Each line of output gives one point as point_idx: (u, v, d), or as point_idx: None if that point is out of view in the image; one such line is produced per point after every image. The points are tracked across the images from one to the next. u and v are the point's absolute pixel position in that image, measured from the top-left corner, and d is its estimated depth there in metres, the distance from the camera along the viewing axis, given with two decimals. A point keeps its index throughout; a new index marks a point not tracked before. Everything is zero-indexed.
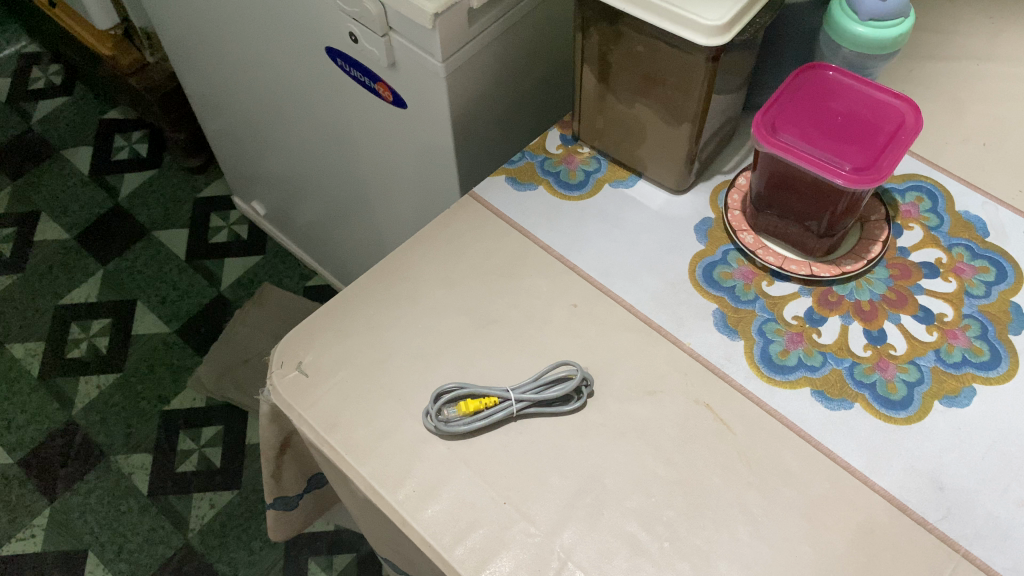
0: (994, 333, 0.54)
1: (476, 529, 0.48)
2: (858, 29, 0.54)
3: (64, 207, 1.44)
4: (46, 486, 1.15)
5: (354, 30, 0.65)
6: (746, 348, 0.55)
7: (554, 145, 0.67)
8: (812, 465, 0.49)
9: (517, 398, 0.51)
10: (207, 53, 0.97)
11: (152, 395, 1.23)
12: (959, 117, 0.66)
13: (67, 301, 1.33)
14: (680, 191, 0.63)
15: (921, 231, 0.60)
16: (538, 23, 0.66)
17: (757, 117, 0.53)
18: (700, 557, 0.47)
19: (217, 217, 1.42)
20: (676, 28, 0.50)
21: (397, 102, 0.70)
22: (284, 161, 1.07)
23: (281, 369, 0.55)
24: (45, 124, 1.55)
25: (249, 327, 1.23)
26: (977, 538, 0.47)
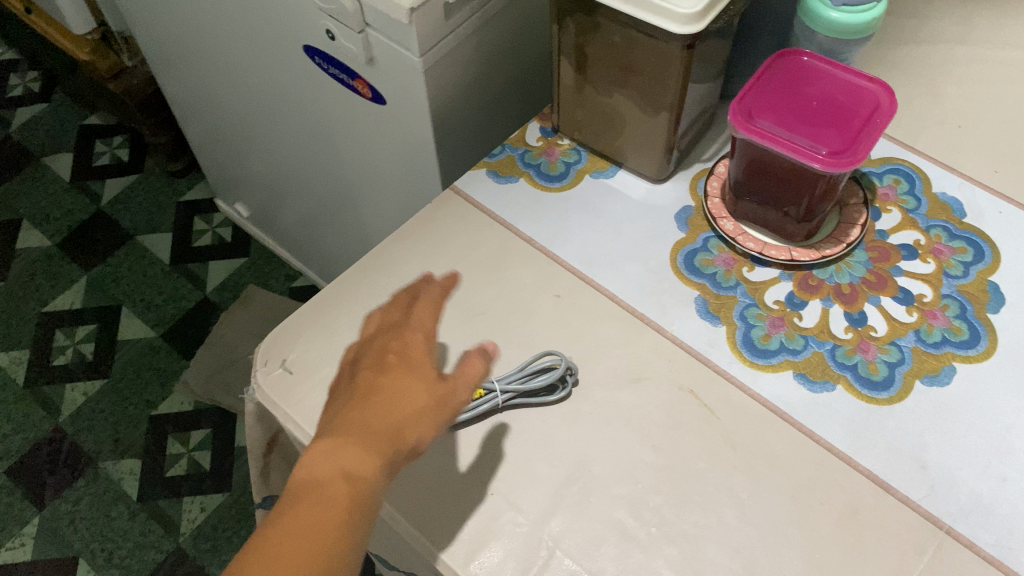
0: (973, 312, 0.55)
1: (465, 521, 0.48)
2: (832, 15, 0.54)
3: (45, 214, 1.43)
4: (34, 495, 1.15)
5: (331, 28, 0.65)
6: (728, 334, 0.55)
7: (534, 138, 0.67)
8: (797, 448, 0.50)
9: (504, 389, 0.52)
10: (185, 55, 0.97)
11: (139, 400, 1.23)
12: (935, 101, 0.66)
13: (52, 308, 1.32)
14: (660, 180, 0.64)
15: (899, 214, 0.60)
16: (514, 16, 0.67)
17: (733, 105, 0.54)
18: (688, 541, 0.47)
19: (200, 221, 1.41)
20: (650, 17, 0.51)
21: (377, 99, 0.70)
22: (266, 162, 1.07)
23: (265, 367, 0.55)
24: (24, 131, 1.54)
25: (235, 330, 1.23)
26: (961, 515, 0.47)
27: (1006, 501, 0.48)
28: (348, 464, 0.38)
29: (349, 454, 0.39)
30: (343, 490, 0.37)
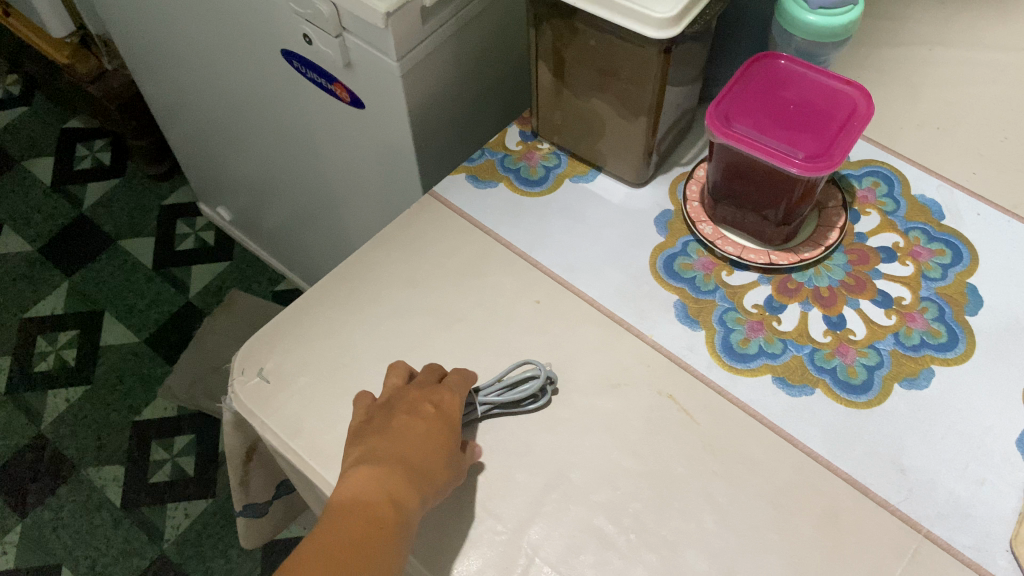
0: (952, 314, 0.55)
1: (444, 530, 0.48)
2: (809, 17, 0.54)
3: (27, 219, 1.42)
4: (16, 502, 1.14)
5: (308, 32, 0.64)
6: (708, 338, 0.55)
7: (514, 142, 0.67)
8: (776, 452, 0.50)
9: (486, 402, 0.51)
10: (164, 59, 0.96)
11: (122, 406, 1.22)
12: (913, 102, 0.66)
13: (33, 314, 1.31)
14: (640, 184, 0.63)
15: (878, 216, 0.60)
16: (492, 20, 0.66)
17: (711, 109, 0.54)
18: (668, 548, 0.47)
19: (183, 224, 1.40)
20: (626, 21, 0.50)
21: (356, 103, 0.69)
22: (248, 166, 1.06)
23: (242, 376, 0.55)
24: (4, 135, 1.52)
25: (218, 334, 1.22)
26: (939, 518, 0.47)
27: (984, 504, 0.48)
28: (386, 499, 0.45)
29: (389, 489, 0.45)
30: (381, 520, 0.44)
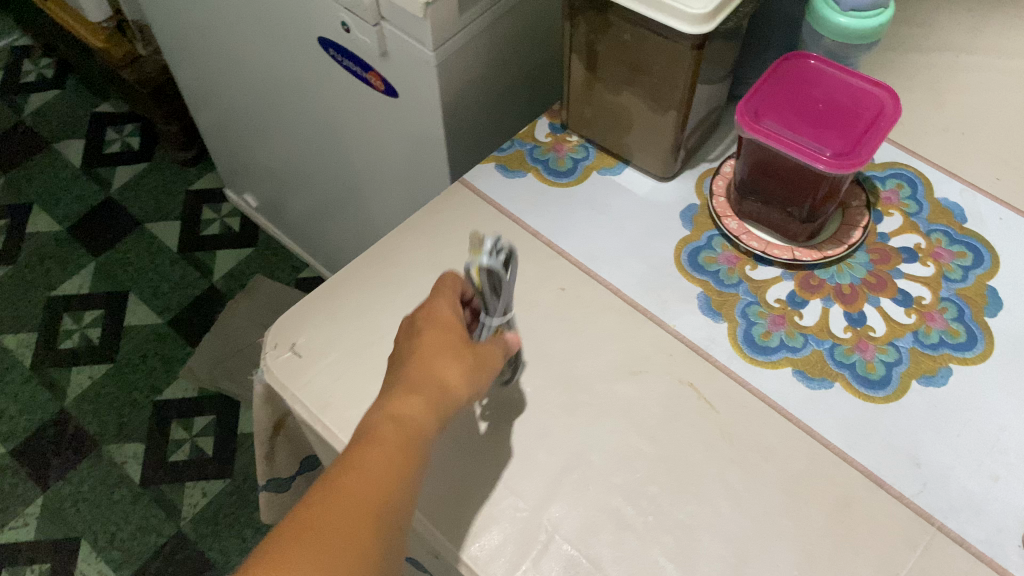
0: (971, 315, 0.56)
1: (465, 505, 0.50)
2: (839, 19, 0.55)
3: (56, 199, 1.44)
4: (38, 475, 1.16)
5: (346, 20, 0.66)
6: (730, 330, 0.56)
7: (543, 134, 0.68)
8: (792, 442, 0.51)
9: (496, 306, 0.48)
10: (199, 45, 0.98)
11: (144, 385, 1.24)
12: (939, 107, 0.67)
13: (60, 292, 1.33)
14: (666, 178, 0.65)
15: (901, 217, 0.61)
16: (526, 14, 0.68)
17: (741, 105, 0.55)
18: (683, 531, 0.48)
19: (209, 210, 1.43)
20: (661, 16, 0.52)
21: (389, 92, 0.71)
22: (276, 153, 1.08)
23: (274, 350, 0.56)
24: (36, 117, 1.55)
25: (240, 318, 1.24)
26: (952, 512, 0.48)
27: (997, 500, 0.48)
28: (397, 419, 0.42)
29: (399, 412, 0.42)
30: (399, 439, 0.41)
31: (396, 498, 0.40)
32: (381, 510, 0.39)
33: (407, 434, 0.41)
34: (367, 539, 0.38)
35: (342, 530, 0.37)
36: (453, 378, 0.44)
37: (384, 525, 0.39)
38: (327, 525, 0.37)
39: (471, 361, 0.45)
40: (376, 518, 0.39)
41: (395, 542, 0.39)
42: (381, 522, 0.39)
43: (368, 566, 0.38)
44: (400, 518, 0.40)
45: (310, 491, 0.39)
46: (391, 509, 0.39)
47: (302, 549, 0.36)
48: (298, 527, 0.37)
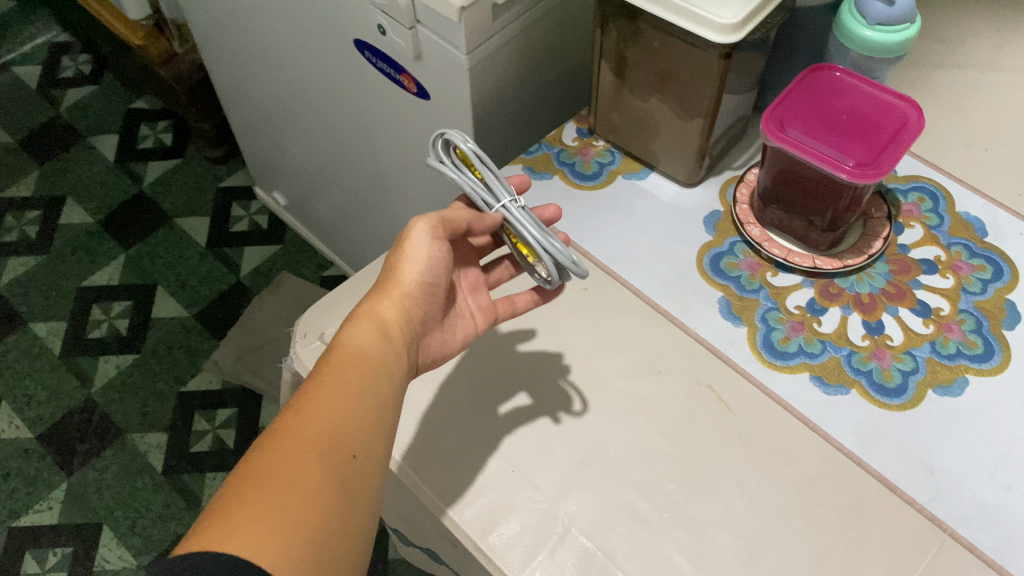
0: (989, 327, 0.57)
1: (484, 495, 0.51)
2: (866, 33, 0.56)
3: (89, 192, 1.47)
4: (63, 461, 1.18)
5: (382, 23, 0.67)
6: (749, 334, 0.57)
7: (570, 138, 0.70)
8: (808, 445, 0.52)
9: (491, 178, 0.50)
10: (236, 44, 1.00)
11: (169, 376, 1.26)
12: (963, 122, 0.68)
13: (90, 283, 1.36)
14: (691, 185, 0.66)
15: (922, 230, 0.62)
16: (557, 21, 0.69)
17: (766, 114, 0.56)
18: (697, 527, 0.49)
19: (238, 207, 1.45)
20: (691, 25, 0.53)
21: (421, 94, 0.73)
22: (306, 152, 1.10)
23: (304, 339, 0.58)
24: (73, 112, 1.58)
25: (265, 314, 1.26)
26: (964, 519, 0.49)
27: (1009, 509, 0.49)
28: (341, 355, 0.48)
29: (347, 338, 0.49)
30: (341, 364, 0.47)
31: (346, 434, 0.44)
32: (332, 443, 0.43)
33: (350, 358, 0.47)
34: (321, 468, 0.41)
35: (293, 467, 0.41)
36: (400, 255, 0.52)
37: (337, 459, 0.43)
38: (278, 463, 0.41)
39: (412, 229, 0.52)
40: (326, 450, 0.42)
41: (352, 475, 0.43)
42: (332, 454, 0.42)
43: (325, 492, 0.41)
44: (355, 450, 0.44)
45: (256, 440, 0.42)
46: (341, 443, 0.43)
47: (257, 486, 0.39)
48: (249, 473, 0.40)
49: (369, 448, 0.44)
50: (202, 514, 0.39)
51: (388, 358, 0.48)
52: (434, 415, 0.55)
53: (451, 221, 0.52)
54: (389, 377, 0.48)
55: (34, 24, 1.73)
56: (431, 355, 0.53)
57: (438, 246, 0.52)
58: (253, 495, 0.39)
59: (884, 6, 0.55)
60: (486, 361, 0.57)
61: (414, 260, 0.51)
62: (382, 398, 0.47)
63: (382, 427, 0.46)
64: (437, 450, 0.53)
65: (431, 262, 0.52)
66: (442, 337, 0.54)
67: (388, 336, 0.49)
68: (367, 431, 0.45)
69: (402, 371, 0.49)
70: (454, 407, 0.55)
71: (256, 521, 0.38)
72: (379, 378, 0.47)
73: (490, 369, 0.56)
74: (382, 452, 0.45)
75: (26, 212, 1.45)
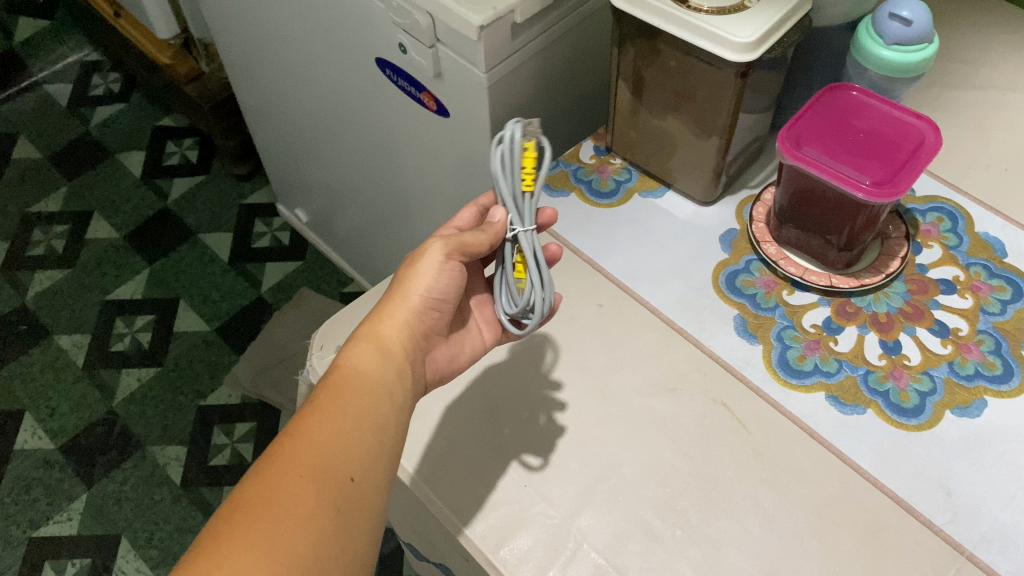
0: (1008, 349, 0.56)
1: (497, 509, 0.51)
2: (884, 53, 0.56)
3: (115, 208, 1.50)
4: (84, 472, 1.20)
5: (403, 42, 0.68)
6: (765, 353, 0.57)
7: (588, 156, 0.70)
8: (824, 465, 0.51)
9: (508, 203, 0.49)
10: (261, 63, 1.02)
11: (189, 390, 1.28)
12: (984, 143, 0.68)
13: (114, 297, 1.38)
14: (707, 203, 0.66)
15: (940, 250, 0.62)
16: (574, 41, 0.70)
17: (782, 133, 0.56)
18: (712, 546, 0.49)
19: (260, 223, 1.47)
20: (708, 44, 0.53)
21: (441, 111, 0.74)
22: (329, 170, 1.11)
23: (320, 351, 0.60)
24: (101, 129, 1.61)
25: (286, 330, 1.28)
26: (982, 542, 0.48)
27: None
28: (342, 372, 0.49)
29: (351, 356, 0.50)
30: (342, 383, 0.48)
31: (344, 458, 0.45)
32: (328, 468, 0.44)
33: (351, 378, 0.48)
34: (316, 493, 0.43)
35: (287, 493, 0.42)
36: (410, 270, 0.51)
37: (333, 484, 0.44)
38: (272, 489, 0.42)
39: (425, 246, 0.51)
40: (322, 475, 0.44)
41: (349, 498, 0.44)
42: (328, 479, 0.44)
43: (319, 518, 0.42)
44: (353, 473, 0.45)
45: (254, 463, 0.44)
46: (338, 467, 0.45)
47: (251, 511, 0.41)
48: (244, 499, 0.42)
49: (367, 471, 0.46)
50: (197, 535, 0.41)
51: (392, 379, 0.49)
52: (449, 429, 0.55)
53: (463, 247, 0.50)
54: (391, 396, 0.49)
55: (66, 43, 1.77)
56: (438, 371, 0.54)
57: (450, 267, 0.51)
58: (246, 522, 0.41)
59: (902, 25, 0.55)
60: (501, 376, 0.57)
61: (422, 280, 0.51)
62: (382, 418, 0.48)
63: (383, 448, 0.47)
64: (451, 464, 0.53)
65: (440, 281, 0.51)
66: (449, 352, 0.54)
67: (388, 354, 0.50)
68: (366, 455, 0.46)
69: (406, 389, 0.50)
70: (469, 422, 0.55)
71: (247, 549, 0.40)
72: (380, 397, 0.48)
73: (505, 384, 0.56)
74: (383, 474, 0.47)
75: (54, 226, 1.47)
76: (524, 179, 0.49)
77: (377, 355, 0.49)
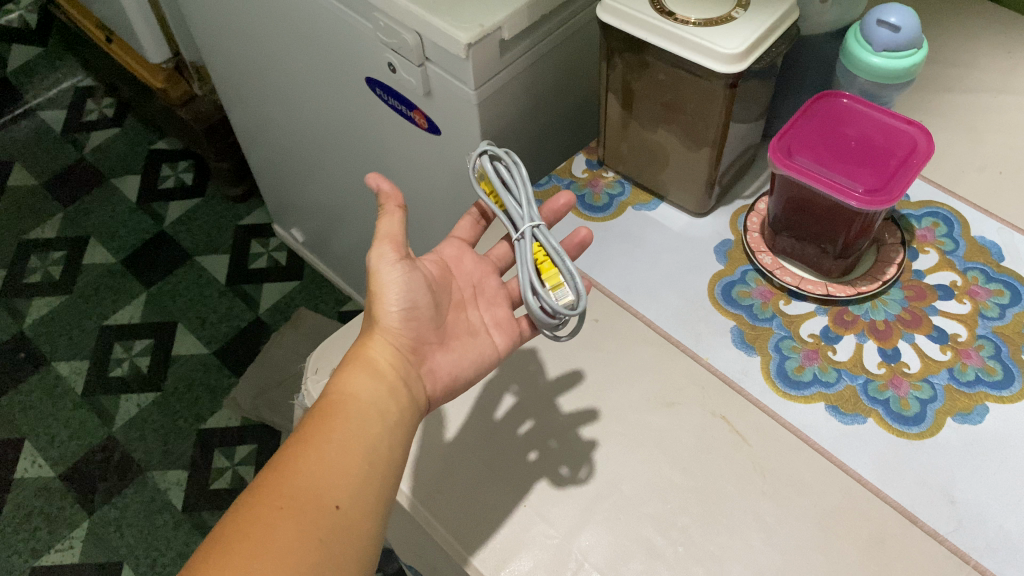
0: (1008, 353, 0.56)
1: (497, 530, 0.50)
2: (872, 59, 0.56)
3: (112, 233, 1.49)
4: (85, 499, 1.19)
5: (392, 61, 0.68)
6: (763, 364, 0.56)
7: (580, 170, 0.70)
8: (826, 477, 0.51)
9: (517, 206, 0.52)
10: (252, 84, 1.01)
11: (189, 414, 1.27)
12: (977, 146, 0.67)
13: (112, 322, 1.38)
14: (701, 214, 0.66)
15: (936, 255, 0.61)
16: (562, 55, 0.70)
17: (774, 143, 0.56)
18: (714, 562, 0.48)
19: (257, 244, 1.47)
20: (696, 56, 0.53)
21: (433, 129, 0.73)
22: (323, 189, 1.11)
23: (315, 375, 0.60)
24: (96, 154, 1.61)
25: (284, 350, 1.28)
26: (987, 551, 0.47)
27: None
28: (329, 400, 0.49)
29: (339, 379, 0.50)
30: (331, 407, 0.49)
31: (329, 486, 0.45)
32: (311, 498, 0.44)
33: (340, 402, 0.49)
34: (296, 525, 0.43)
35: (266, 528, 0.42)
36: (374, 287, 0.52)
37: (318, 513, 0.44)
38: (249, 524, 0.42)
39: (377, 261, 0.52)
40: (303, 506, 0.43)
41: (336, 527, 0.44)
42: (311, 508, 0.44)
43: (299, 550, 0.42)
44: (339, 501, 0.45)
45: (236, 498, 0.44)
46: (322, 496, 0.44)
47: (227, 548, 0.41)
48: (224, 535, 0.42)
49: (355, 497, 0.45)
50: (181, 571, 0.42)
51: (379, 397, 0.49)
52: (446, 452, 0.54)
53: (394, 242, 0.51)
54: (381, 415, 0.49)
55: (60, 70, 1.77)
56: (446, 385, 0.53)
57: (406, 269, 0.51)
58: (221, 560, 0.41)
59: (890, 31, 0.55)
60: (497, 396, 0.56)
61: (386, 291, 0.51)
62: (372, 443, 0.47)
63: (375, 470, 0.47)
64: (449, 485, 0.53)
65: (401, 286, 0.51)
66: (445, 362, 0.53)
67: (366, 369, 0.50)
68: (354, 480, 0.45)
69: (401, 408, 0.50)
70: (465, 442, 0.54)
71: None
72: (366, 420, 0.48)
73: (503, 403, 0.56)
74: (375, 497, 0.46)
75: (50, 253, 1.47)
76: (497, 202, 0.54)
77: (359, 373, 0.50)
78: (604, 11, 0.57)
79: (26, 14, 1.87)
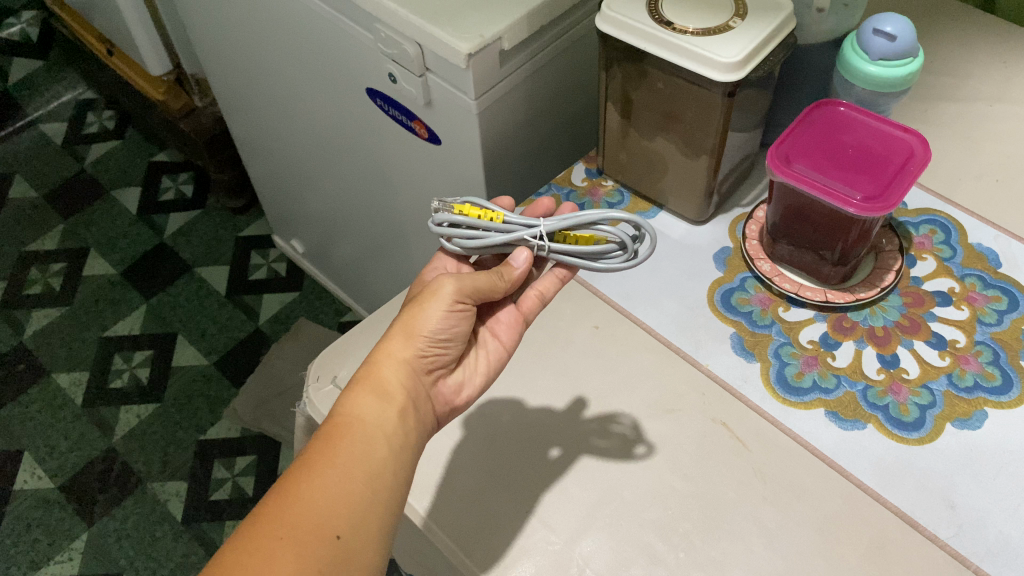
0: (1006, 359, 0.56)
1: (498, 537, 0.51)
2: (869, 68, 0.56)
3: (112, 244, 1.50)
4: (85, 510, 1.19)
5: (393, 71, 0.69)
6: (763, 370, 0.57)
7: (579, 179, 0.71)
8: (826, 483, 0.51)
9: (504, 242, 0.50)
10: (253, 95, 1.02)
11: (189, 424, 1.27)
12: (973, 154, 0.68)
13: (112, 333, 1.38)
14: (700, 222, 0.66)
15: (934, 262, 0.62)
16: (561, 65, 0.70)
17: (771, 150, 0.57)
18: (715, 567, 0.48)
19: (257, 256, 1.47)
20: (695, 65, 0.54)
21: (433, 139, 0.74)
22: (323, 200, 1.11)
23: (317, 383, 0.60)
24: (96, 166, 1.62)
25: (284, 361, 1.28)
26: (988, 555, 0.48)
27: None
28: (338, 422, 0.48)
29: (348, 398, 0.49)
30: (336, 431, 0.47)
31: (331, 515, 0.44)
32: (311, 529, 0.43)
33: (350, 426, 0.47)
34: (295, 557, 0.42)
35: (267, 559, 0.42)
36: (415, 309, 0.51)
37: (319, 546, 0.43)
38: (249, 555, 0.42)
39: (433, 288, 0.51)
40: (303, 537, 0.43)
41: (336, 559, 0.43)
42: (310, 539, 0.43)
43: None
44: (340, 531, 0.44)
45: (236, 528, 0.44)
46: (323, 526, 0.43)
47: None
48: (221, 564, 0.42)
49: (356, 525, 0.44)
50: None
51: (392, 423, 0.48)
52: (448, 459, 0.54)
53: (475, 288, 0.51)
54: (388, 440, 0.48)
55: (61, 83, 1.78)
56: (448, 405, 0.53)
57: (460, 309, 0.51)
58: None
59: (886, 41, 0.56)
60: (499, 403, 0.57)
61: (429, 323, 0.50)
62: (376, 468, 0.46)
63: (378, 498, 0.46)
64: (450, 493, 0.53)
65: (447, 322, 0.51)
66: (458, 382, 0.53)
67: (395, 402, 0.49)
68: (355, 510, 0.45)
69: (408, 430, 0.49)
70: (467, 449, 0.55)
71: None
72: (375, 447, 0.47)
73: (505, 410, 0.56)
74: (377, 525, 0.45)
75: (51, 265, 1.47)
76: (489, 217, 0.52)
77: (381, 404, 0.48)
78: (604, 21, 0.57)
79: (27, 27, 1.88)
